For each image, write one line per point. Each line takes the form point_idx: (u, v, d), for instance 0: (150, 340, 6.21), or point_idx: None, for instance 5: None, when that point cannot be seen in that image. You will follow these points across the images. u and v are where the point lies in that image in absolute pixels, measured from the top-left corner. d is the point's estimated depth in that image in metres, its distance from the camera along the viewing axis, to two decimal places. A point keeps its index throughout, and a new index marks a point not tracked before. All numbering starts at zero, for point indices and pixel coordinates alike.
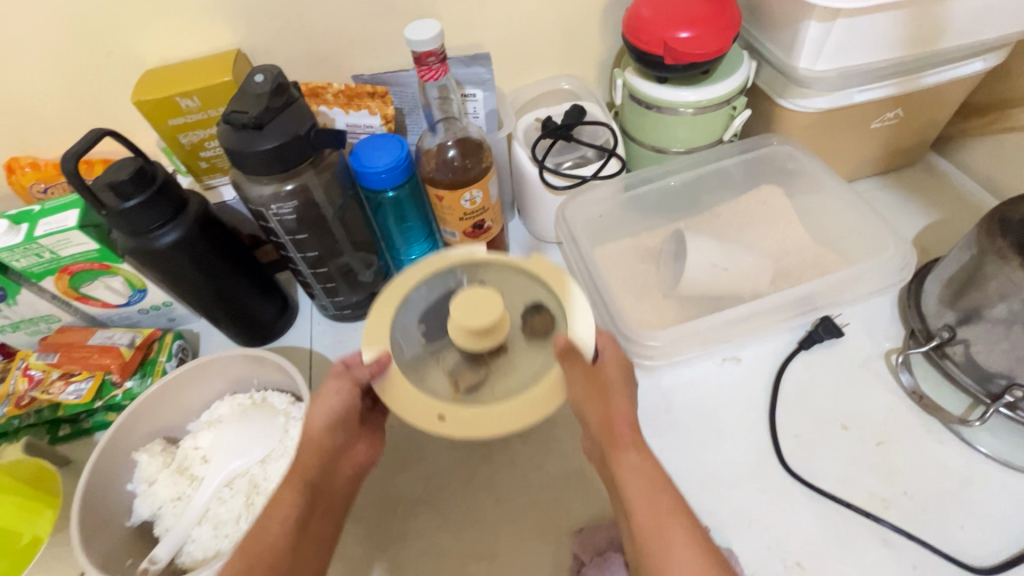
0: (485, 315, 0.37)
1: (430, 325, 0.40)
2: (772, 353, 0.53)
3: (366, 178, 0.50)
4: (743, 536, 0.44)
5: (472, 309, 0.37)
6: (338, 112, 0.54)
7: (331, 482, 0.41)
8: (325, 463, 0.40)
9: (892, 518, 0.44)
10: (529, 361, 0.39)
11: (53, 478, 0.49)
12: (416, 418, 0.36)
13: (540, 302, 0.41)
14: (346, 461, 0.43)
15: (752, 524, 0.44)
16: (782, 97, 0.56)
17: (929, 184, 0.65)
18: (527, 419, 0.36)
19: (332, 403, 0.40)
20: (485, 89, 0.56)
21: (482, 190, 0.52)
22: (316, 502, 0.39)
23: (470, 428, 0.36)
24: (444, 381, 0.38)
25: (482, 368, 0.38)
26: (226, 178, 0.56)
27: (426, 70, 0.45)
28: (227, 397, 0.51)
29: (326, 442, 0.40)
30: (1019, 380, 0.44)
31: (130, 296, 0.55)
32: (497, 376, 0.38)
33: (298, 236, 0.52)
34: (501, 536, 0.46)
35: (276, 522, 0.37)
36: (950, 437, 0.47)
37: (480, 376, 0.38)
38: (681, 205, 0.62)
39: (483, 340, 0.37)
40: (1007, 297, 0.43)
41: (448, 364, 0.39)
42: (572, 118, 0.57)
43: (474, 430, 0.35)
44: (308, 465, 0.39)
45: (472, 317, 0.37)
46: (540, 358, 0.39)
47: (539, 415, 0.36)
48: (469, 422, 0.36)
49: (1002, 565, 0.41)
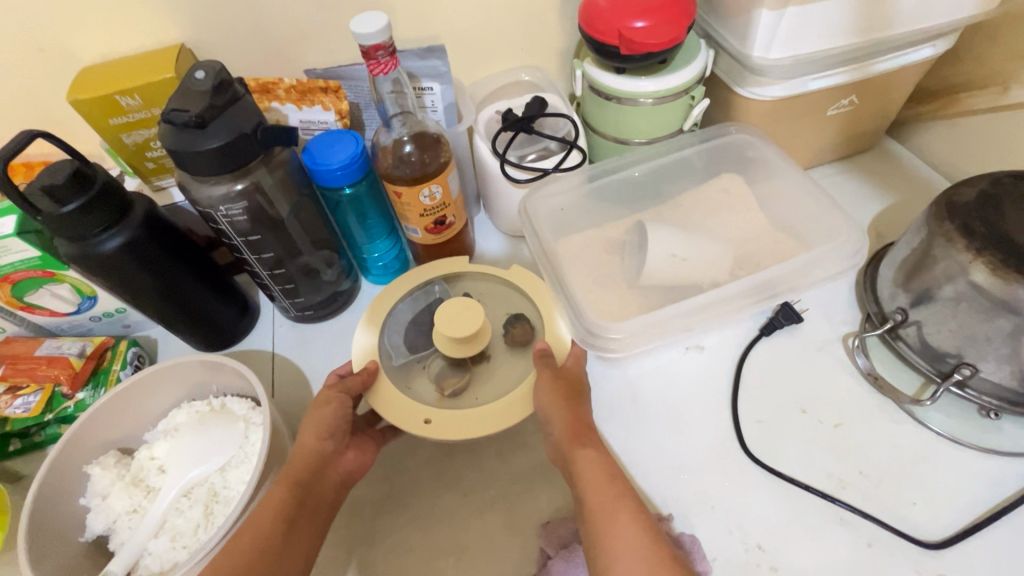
0: (470, 327, 0.47)
1: (421, 342, 0.52)
2: (734, 341, 0.54)
3: (321, 175, 0.49)
4: (707, 520, 0.45)
5: (458, 322, 0.47)
6: (291, 108, 0.53)
7: (325, 488, 0.42)
8: (314, 468, 0.42)
9: (848, 497, 0.45)
10: (506, 368, 0.51)
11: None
12: (407, 420, 0.45)
13: (517, 318, 0.53)
14: (338, 465, 0.44)
15: (714, 509, 0.45)
16: (739, 85, 0.56)
17: (885, 168, 0.66)
18: (501, 421, 0.45)
19: (320, 414, 0.44)
20: (442, 81, 0.55)
21: (442, 185, 0.52)
22: (306, 505, 0.40)
23: (451, 429, 0.44)
24: (433, 389, 0.49)
25: (465, 373, 0.50)
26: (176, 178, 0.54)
27: (375, 64, 0.43)
28: (185, 404, 0.49)
29: (315, 446, 0.42)
30: (967, 358, 0.46)
31: (80, 304, 0.53)
32: (477, 380, 0.50)
33: (252, 237, 0.50)
34: (469, 532, 0.46)
35: (267, 522, 0.38)
36: (904, 417, 0.48)
37: (463, 380, 0.49)
38: (647, 195, 0.62)
39: (468, 347, 0.48)
40: (953, 279, 0.44)
41: (434, 371, 0.50)
42: (534, 109, 0.57)
43: (453, 431, 0.44)
44: (297, 467, 0.41)
45: (458, 330, 0.47)
46: (515, 366, 0.51)
47: (510, 417, 0.45)
48: (454, 420, 0.45)
49: (952, 538, 0.43)
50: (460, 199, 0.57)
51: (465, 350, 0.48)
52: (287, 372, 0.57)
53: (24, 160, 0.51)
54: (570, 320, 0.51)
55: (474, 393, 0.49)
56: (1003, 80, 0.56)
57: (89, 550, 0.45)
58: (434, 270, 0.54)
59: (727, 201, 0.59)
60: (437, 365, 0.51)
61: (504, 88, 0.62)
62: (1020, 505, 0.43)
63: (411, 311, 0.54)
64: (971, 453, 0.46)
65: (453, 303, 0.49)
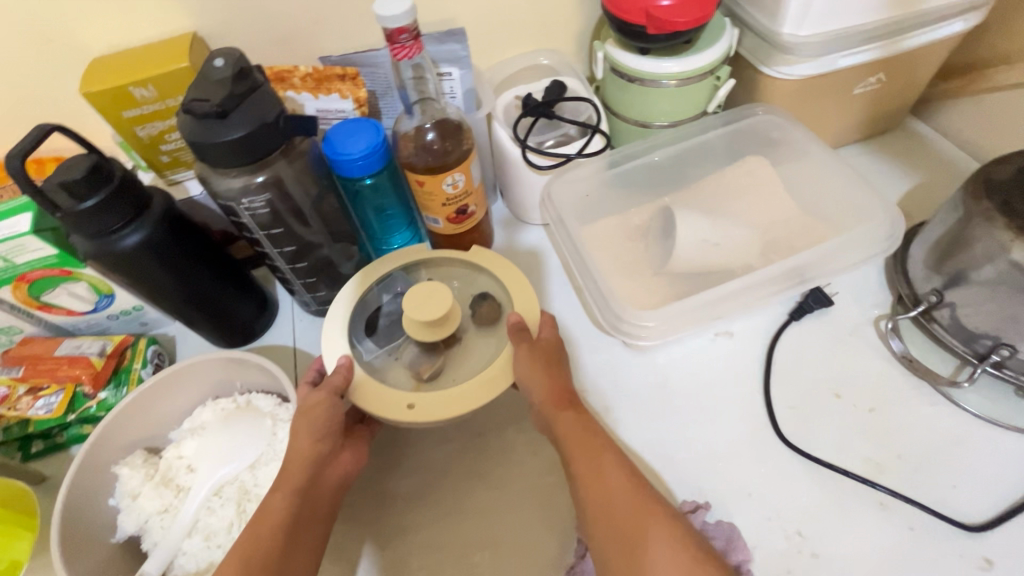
0: (436, 308, 0.44)
1: (388, 332, 0.49)
2: (763, 326, 0.53)
3: (341, 166, 0.48)
4: (744, 507, 0.44)
5: (423, 304, 0.45)
6: (307, 97, 0.52)
7: (320, 492, 0.41)
8: (311, 473, 0.41)
9: (886, 481, 0.44)
10: (479, 347, 0.48)
11: (27, 498, 0.46)
12: (383, 409, 0.43)
13: (485, 295, 0.50)
14: (334, 467, 0.43)
15: (751, 496, 0.45)
16: (765, 64, 0.54)
17: (909, 147, 0.65)
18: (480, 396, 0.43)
19: (308, 417, 0.42)
20: (461, 66, 0.54)
21: (464, 173, 0.50)
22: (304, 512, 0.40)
23: (428, 411, 0.43)
24: (408, 378, 0.46)
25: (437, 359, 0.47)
26: (191, 172, 0.53)
27: (400, 48, 0.42)
28: (209, 403, 0.49)
29: (309, 451, 0.41)
30: (1004, 339, 0.45)
31: (97, 302, 0.52)
32: (454, 362, 0.47)
33: (273, 230, 0.49)
34: (503, 525, 0.46)
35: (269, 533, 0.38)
36: (939, 399, 0.48)
37: (438, 363, 0.47)
38: (670, 180, 0.60)
39: (437, 331, 0.45)
40: (991, 259, 0.43)
41: (406, 360, 0.47)
42: (554, 94, 0.56)
43: (432, 413, 0.42)
44: (294, 474, 0.40)
45: (424, 313, 0.44)
46: (490, 343, 0.48)
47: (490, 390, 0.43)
48: (430, 402, 0.43)
49: (996, 520, 0.42)
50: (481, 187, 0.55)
51: (436, 333, 0.45)
52: (308, 367, 0.56)
53: (36, 156, 0.50)
54: (599, 306, 0.51)
55: (450, 376, 0.46)
56: None
57: (121, 552, 0.44)
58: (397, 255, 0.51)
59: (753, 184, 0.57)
60: (410, 353, 0.48)
61: (521, 72, 0.61)
62: None
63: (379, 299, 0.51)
64: (1009, 434, 0.46)
65: (418, 286, 0.46)
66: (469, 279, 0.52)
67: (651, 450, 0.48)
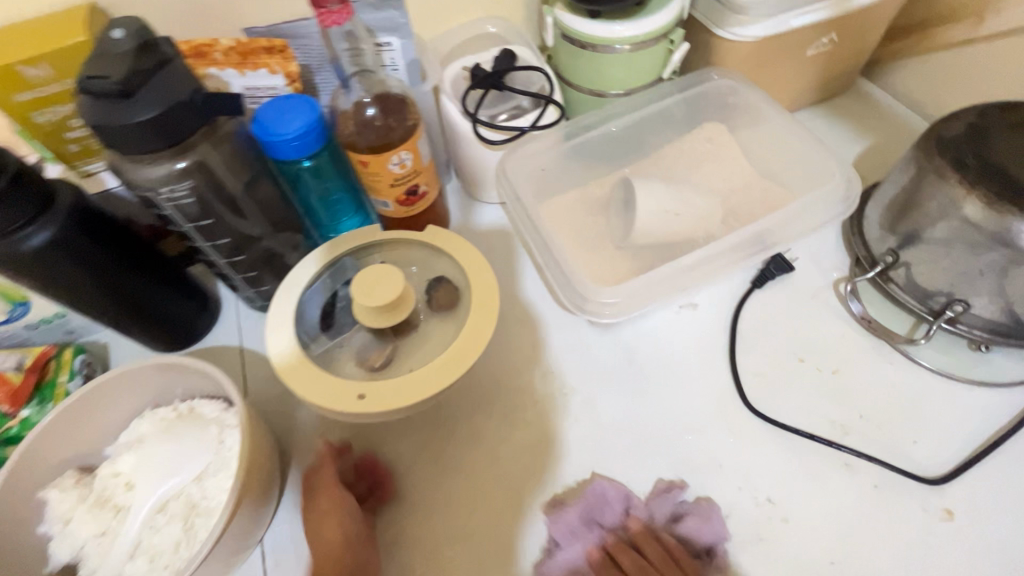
0: (385, 292, 0.42)
1: (338, 322, 0.47)
2: (727, 295, 0.53)
3: (275, 148, 0.43)
4: (714, 476, 0.44)
5: (373, 289, 0.42)
6: (231, 73, 0.47)
7: None
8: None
9: (850, 442, 0.45)
10: (438, 331, 0.46)
11: None
12: (336, 402, 0.41)
13: (440, 278, 0.48)
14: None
15: (722, 466, 0.44)
16: (718, 26, 0.53)
17: (861, 109, 0.65)
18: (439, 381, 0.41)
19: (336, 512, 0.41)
20: (401, 35, 0.50)
21: (412, 151, 0.47)
22: None
23: (385, 401, 0.41)
24: (360, 367, 0.45)
25: (389, 345, 0.45)
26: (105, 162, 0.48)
27: (327, 13, 0.38)
28: (147, 413, 0.45)
29: (335, 555, 0.39)
30: (958, 295, 0.46)
31: (11, 312, 0.47)
32: (408, 348, 0.46)
33: (203, 222, 0.45)
34: (474, 516, 0.44)
35: None
36: (897, 357, 0.48)
37: (389, 352, 0.45)
38: (626, 150, 0.59)
39: (389, 316, 0.43)
40: (946, 216, 0.43)
41: (357, 347, 0.46)
42: (503, 63, 0.53)
43: (388, 402, 0.41)
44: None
45: (374, 298, 0.42)
46: (448, 327, 0.46)
47: (450, 373, 0.42)
48: (386, 390, 0.41)
49: (954, 472, 0.43)
50: (431, 165, 0.52)
51: (388, 319, 0.43)
52: (259, 367, 0.53)
53: None
54: (560, 285, 0.49)
55: (404, 363, 0.45)
56: (978, 9, 0.55)
57: None
58: (343, 242, 0.48)
59: (710, 151, 0.56)
60: (361, 339, 0.46)
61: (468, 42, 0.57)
62: (1015, 433, 0.44)
63: (326, 289, 0.48)
64: (965, 387, 0.47)
65: (368, 269, 0.43)
66: (424, 263, 0.49)
67: (622, 428, 0.47)
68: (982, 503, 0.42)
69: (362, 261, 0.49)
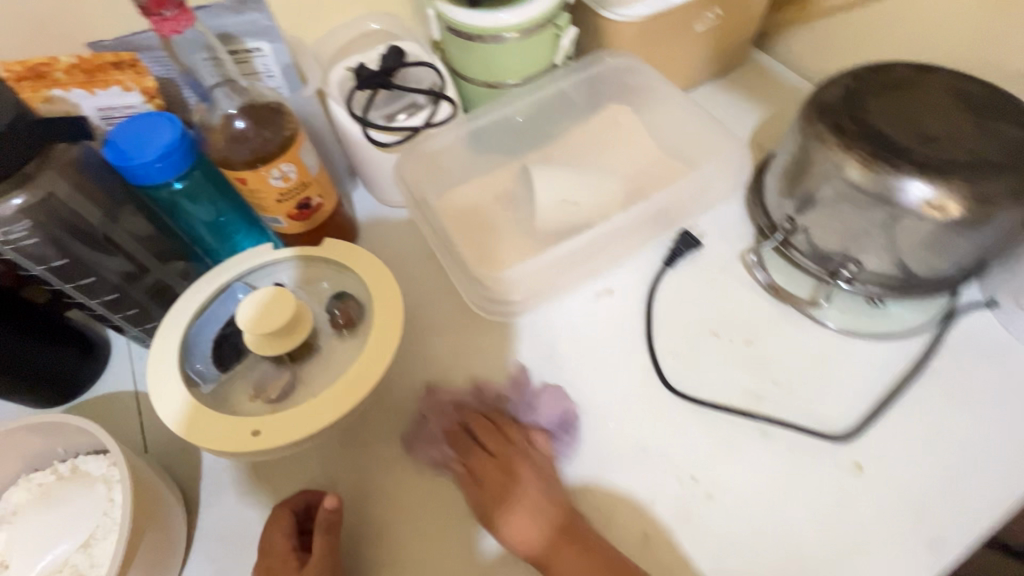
0: (276, 317, 0.40)
1: (232, 353, 0.43)
2: (641, 278, 0.52)
3: (135, 174, 0.40)
4: (638, 463, 0.44)
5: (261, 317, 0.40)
6: (80, 93, 0.44)
7: None
8: None
9: (766, 410, 0.46)
10: (343, 352, 0.43)
11: None
12: (229, 442, 0.38)
13: (342, 295, 0.45)
14: None
15: (646, 452, 0.44)
16: (605, 8, 0.53)
17: (758, 79, 0.66)
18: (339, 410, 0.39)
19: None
20: (270, 38, 0.47)
21: (295, 162, 0.44)
22: None
23: (282, 436, 0.38)
24: (260, 402, 0.42)
25: (288, 373, 0.43)
26: None
27: (162, 22, 0.35)
28: (23, 480, 0.41)
29: None
30: (852, 254, 0.47)
31: None
32: (310, 373, 0.43)
33: (56, 262, 0.41)
34: (406, 540, 0.42)
35: None
36: (803, 320, 0.50)
37: (287, 380, 0.42)
38: (527, 136, 0.58)
39: (282, 342, 0.40)
40: (830, 179, 0.44)
41: (257, 379, 0.43)
42: (391, 61, 0.50)
43: (285, 438, 0.38)
44: None
45: (265, 324, 0.39)
46: (353, 347, 0.43)
47: (352, 398, 0.39)
48: (283, 425, 0.38)
49: (863, 427, 0.45)
50: (327, 173, 0.48)
51: (283, 345, 0.40)
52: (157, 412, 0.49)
53: None
54: (458, 276, 0.50)
55: (306, 391, 0.42)
56: None
57: None
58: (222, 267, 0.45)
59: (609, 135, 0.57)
60: (260, 369, 0.43)
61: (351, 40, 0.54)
62: (914, 381, 0.46)
63: (216, 321, 0.45)
64: (867, 343, 0.49)
65: (259, 295, 0.41)
66: (320, 275, 0.47)
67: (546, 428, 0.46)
68: (891, 454, 0.44)
69: (253, 283, 0.46)
